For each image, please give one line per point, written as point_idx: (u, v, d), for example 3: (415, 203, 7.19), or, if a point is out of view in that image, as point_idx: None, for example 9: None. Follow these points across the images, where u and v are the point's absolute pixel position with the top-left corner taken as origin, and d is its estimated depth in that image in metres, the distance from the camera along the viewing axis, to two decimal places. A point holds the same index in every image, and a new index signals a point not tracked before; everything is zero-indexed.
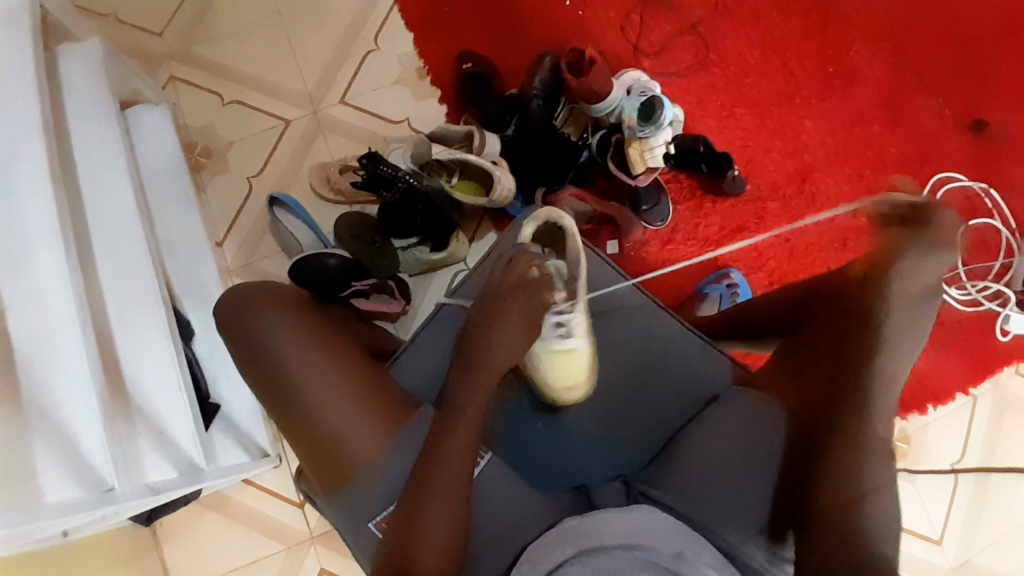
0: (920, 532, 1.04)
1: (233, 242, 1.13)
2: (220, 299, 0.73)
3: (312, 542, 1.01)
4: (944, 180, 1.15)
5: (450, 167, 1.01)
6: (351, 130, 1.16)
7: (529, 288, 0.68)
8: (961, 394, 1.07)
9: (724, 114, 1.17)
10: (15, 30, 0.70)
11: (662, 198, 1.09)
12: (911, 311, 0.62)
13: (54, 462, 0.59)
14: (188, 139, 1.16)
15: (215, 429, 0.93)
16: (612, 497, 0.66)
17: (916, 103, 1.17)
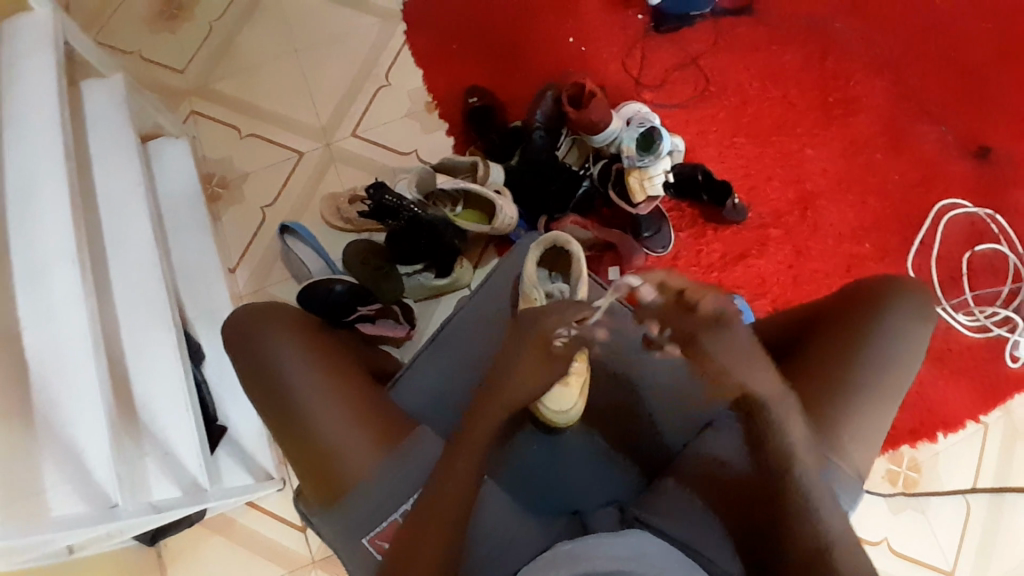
0: (935, 565, 1.00)
1: (246, 268, 1.16)
2: (228, 318, 0.75)
3: (313, 566, 1.00)
4: (948, 207, 1.15)
5: (455, 197, 1.04)
6: (361, 161, 1.21)
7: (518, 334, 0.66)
8: (972, 421, 1.05)
9: (724, 143, 1.19)
10: (45, 67, 0.75)
11: (664, 225, 1.10)
12: (897, 337, 0.65)
13: (62, 479, 0.61)
14: (205, 170, 1.21)
15: (221, 452, 0.95)
16: (604, 522, 0.66)
17: (917, 131, 1.18)
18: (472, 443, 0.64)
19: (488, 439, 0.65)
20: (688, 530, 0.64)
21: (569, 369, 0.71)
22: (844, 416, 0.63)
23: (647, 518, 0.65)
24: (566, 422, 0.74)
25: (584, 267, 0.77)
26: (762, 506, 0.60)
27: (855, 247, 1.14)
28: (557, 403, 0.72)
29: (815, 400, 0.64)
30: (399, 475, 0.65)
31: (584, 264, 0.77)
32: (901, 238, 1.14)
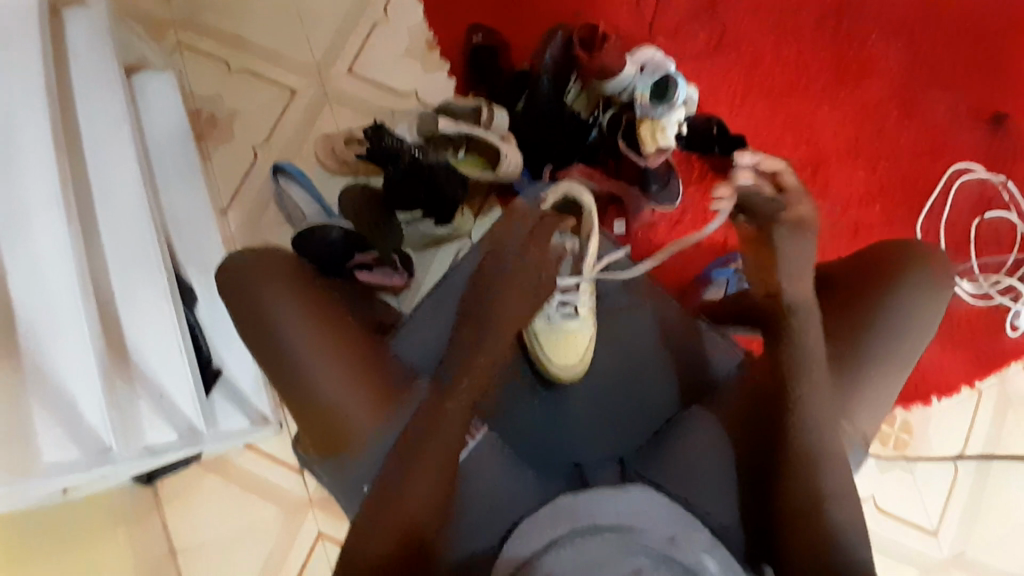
0: (920, 525, 1.02)
1: (237, 211, 1.12)
2: (220, 263, 0.72)
3: (311, 506, 1.01)
4: (962, 170, 1.12)
5: (457, 142, 0.99)
6: (357, 102, 1.15)
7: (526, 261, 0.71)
8: (966, 387, 1.06)
9: (737, 97, 1.14)
10: None
11: (673, 179, 1.06)
12: (910, 310, 0.63)
13: (52, 423, 0.61)
14: (193, 107, 1.14)
15: (217, 394, 0.93)
16: (604, 478, 0.65)
17: (935, 93, 1.14)
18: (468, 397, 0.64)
19: (479, 390, 0.66)
20: (697, 493, 0.63)
21: (571, 325, 0.75)
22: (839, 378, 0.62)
23: (653, 476, 0.65)
24: (572, 380, 0.74)
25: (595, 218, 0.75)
26: (766, 461, 0.62)
27: (865, 210, 1.11)
28: (562, 356, 0.75)
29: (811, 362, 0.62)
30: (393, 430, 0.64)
31: (597, 215, 0.75)
32: (912, 203, 1.12)
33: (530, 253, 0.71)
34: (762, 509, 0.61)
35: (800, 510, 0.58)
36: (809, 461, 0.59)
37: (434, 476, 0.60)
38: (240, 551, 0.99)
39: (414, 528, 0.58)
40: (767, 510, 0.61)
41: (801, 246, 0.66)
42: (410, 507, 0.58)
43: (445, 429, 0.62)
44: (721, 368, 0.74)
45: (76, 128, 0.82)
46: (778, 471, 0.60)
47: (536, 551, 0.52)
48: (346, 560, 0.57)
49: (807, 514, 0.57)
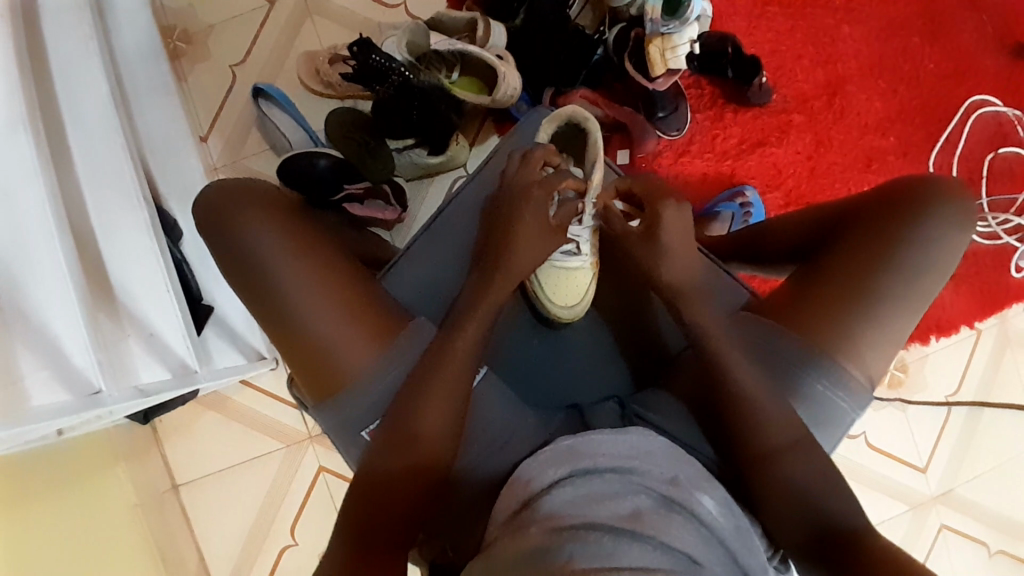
0: (908, 461, 1.05)
1: (218, 138, 1.05)
2: (199, 197, 0.67)
3: (311, 443, 1.03)
4: (978, 104, 1.05)
5: (451, 61, 0.92)
6: (343, 16, 1.05)
7: (535, 201, 0.68)
8: (966, 327, 1.05)
9: (755, 12, 1.05)
10: None
11: (682, 104, 1.00)
12: (928, 244, 0.59)
13: (38, 364, 0.58)
14: (164, 21, 1.05)
15: (210, 333, 0.91)
16: (605, 419, 0.62)
17: (963, 12, 1.06)
18: (470, 340, 0.62)
19: (483, 330, 0.64)
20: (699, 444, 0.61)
21: (574, 263, 0.73)
22: (845, 319, 0.59)
23: (653, 418, 0.62)
24: (573, 320, 0.72)
25: (599, 150, 0.70)
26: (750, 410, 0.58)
27: (879, 140, 1.05)
28: (564, 296, 0.72)
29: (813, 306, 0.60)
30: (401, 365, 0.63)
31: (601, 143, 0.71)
32: (927, 134, 1.06)
33: (528, 196, 0.68)
34: (730, 446, 0.59)
35: (791, 446, 0.57)
36: (773, 408, 0.57)
37: (440, 412, 0.58)
38: (241, 485, 1.02)
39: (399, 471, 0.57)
40: (733, 452, 0.59)
41: (680, 234, 0.68)
42: (421, 442, 0.57)
43: (446, 370, 0.60)
44: (673, 342, 0.71)
45: (39, 44, 0.75)
46: (728, 406, 0.59)
47: (534, 492, 0.52)
48: (356, 495, 0.57)
49: (765, 461, 0.57)
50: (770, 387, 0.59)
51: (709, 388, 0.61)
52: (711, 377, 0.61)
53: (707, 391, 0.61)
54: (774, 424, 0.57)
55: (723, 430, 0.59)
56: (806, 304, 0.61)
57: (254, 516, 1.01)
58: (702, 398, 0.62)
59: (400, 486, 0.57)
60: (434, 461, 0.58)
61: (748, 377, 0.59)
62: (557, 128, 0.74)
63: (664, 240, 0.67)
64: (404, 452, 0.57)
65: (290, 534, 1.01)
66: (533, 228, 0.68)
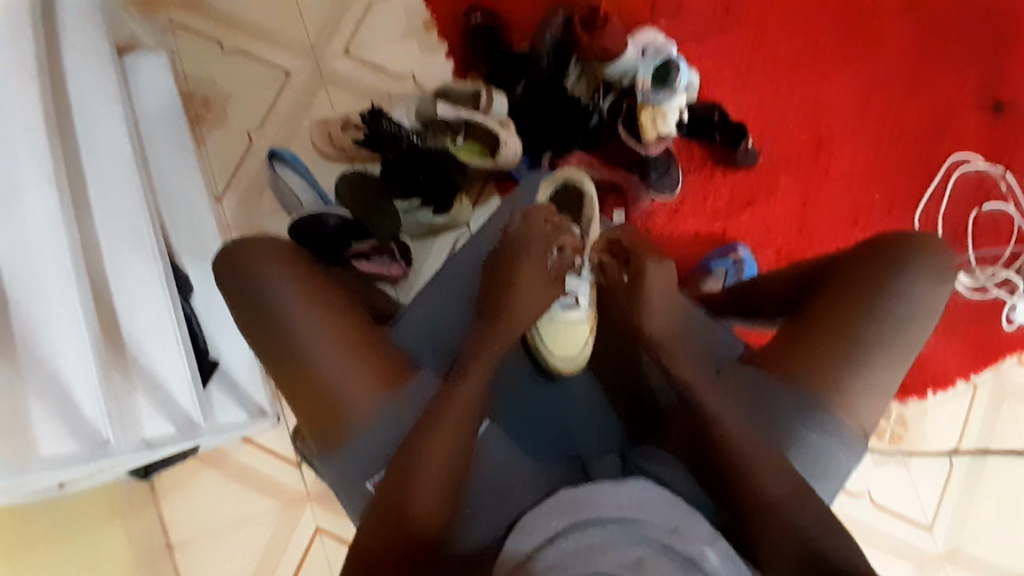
0: (913, 518, 1.03)
1: (232, 199, 1.10)
2: (219, 251, 0.71)
3: (309, 501, 1.02)
4: (960, 162, 1.12)
5: (455, 127, 0.97)
6: (355, 86, 1.12)
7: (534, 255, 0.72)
8: (962, 380, 1.07)
9: (740, 81, 1.13)
10: None
11: (673, 167, 1.05)
12: (911, 295, 0.62)
13: (49, 415, 0.60)
14: (186, 89, 1.12)
15: (213, 386, 0.92)
16: (606, 469, 0.63)
17: (941, 79, 1.13)
18: (473, 389, 0.64)
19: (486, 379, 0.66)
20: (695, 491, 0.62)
21: (573, 315, 0.75)
22: (836, 369, 0.61)
23: (651, 468, 0.63)
24: (574, 371, 0.76)
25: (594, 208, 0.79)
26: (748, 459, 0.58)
27: (864, 199, 1.11)
28: (564, 348, 0.75)
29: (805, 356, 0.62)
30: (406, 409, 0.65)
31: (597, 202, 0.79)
32: (910, 192, 1.11)
33: (528, 250, 0.72)
34: (729, 498, 0.58)
35: (792, 498, 0.56)
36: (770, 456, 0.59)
37: (444, 459, 0.60)
38: (237, 545, 1.00)
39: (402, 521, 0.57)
40: (732, 503, 0.58)
41: (661, 292, 0.73)
42: (426, 491, 0.58)
43: (451, 420, 0.61)
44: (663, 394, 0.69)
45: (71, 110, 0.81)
46: (725, 455, 0.59)
47: (539, 544, 0.52)
48: (360, 546, 0.57)
49: (770, 511, 0.56)
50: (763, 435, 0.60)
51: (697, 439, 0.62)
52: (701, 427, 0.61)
53: (699, 440, 0.61)
54: (772, 474, 0.57)
55: (719, 480, 0.59)
56: (798, 355, 0.63)
57: None
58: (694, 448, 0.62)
59: (402, 538, 0.56)
60: (439, 511, 0.58)
61: (735, 426, 0.60)
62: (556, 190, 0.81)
63: (647, 289, 0.73)
64: (409, 501, 0.57)
65: None
66: (534, 281, 0.72)
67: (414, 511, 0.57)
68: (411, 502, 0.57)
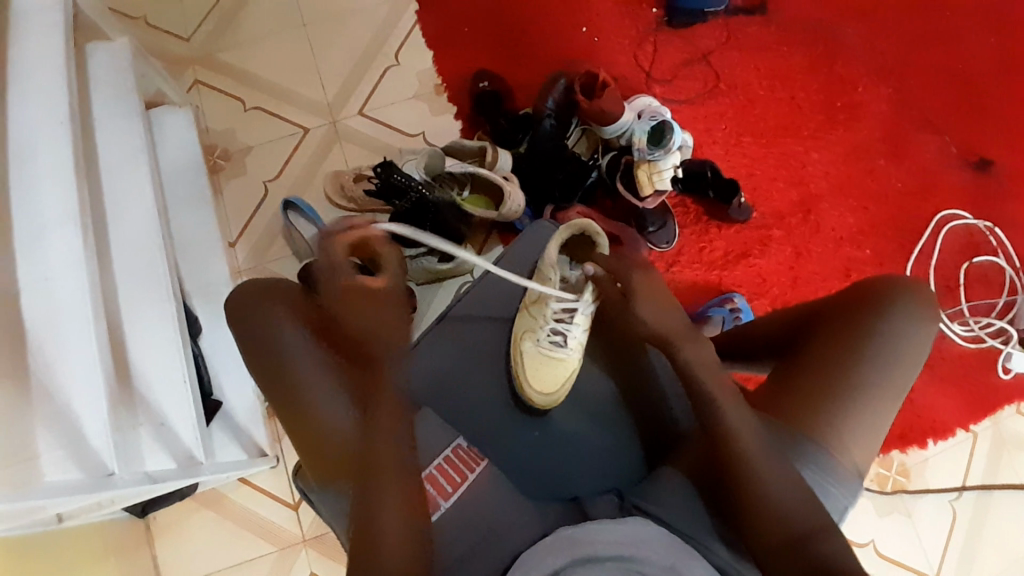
0: (918, 569, 1.02)
1: (245, 244, 1.15)
2: (229, 293, 0.74)
3: (303, 545, 1.00)
4: (949, 217, 1.16)
5: (462, 180, 1.03)
6: (366, 141, 1.19)
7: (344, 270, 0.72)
8: (962, 429, 1.06)
9: (731, 142, 1.19)
10: (53, 40, 0.76)
11: (669, 220, 1.10)
12: (897, 336, 0.64)
13: (54, 442, 0.60)
14: (207, 142, 1.19)
15: (214, 426, 0.94)
16: (603, 509, 0.64)
17: (921, 140, 1.19)
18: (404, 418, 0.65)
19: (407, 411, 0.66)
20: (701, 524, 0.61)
21: (559, 353, 0.78)
22: (829, 408, 0.62)
23: (649, 508, 0.63)
24: (547, 409, 0.77)
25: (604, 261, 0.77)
26: (761, 499, 0.58)
27: (855, 252, 1.15)
28: (542, 383, 0.77)
29: (798, 397, 0.64)
30: (382, 447, 0.62)
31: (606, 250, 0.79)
32: (900, 245, 1.15)
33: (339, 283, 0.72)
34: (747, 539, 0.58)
35: (811, 533, 0.56)
36: (768, 494, 0.58)
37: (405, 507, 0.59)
38: None
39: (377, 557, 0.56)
40: (755, 547, 0.57)
41: (653, 301, 0.75)
42: (392, 541, 0.57)
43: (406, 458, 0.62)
44: (681, 421, 0.73)
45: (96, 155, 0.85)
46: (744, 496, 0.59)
47: None
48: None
49: (788, 551, 0.55)
50: (779, 473, 0.59)
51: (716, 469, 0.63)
52: (725, 457, 0.62)
53: (716, 478, 0.63)
54: (791, 512, 0.57)
55: (734, 516, 0.60)
56: (792, 395, 0.64)
57: None
58: (710, 475, 0.63)
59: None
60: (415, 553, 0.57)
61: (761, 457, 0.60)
62: (569, 235, 0.79)
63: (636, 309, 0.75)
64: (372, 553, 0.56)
65: None
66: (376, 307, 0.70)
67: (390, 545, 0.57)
68: (391, 537, 0.57)
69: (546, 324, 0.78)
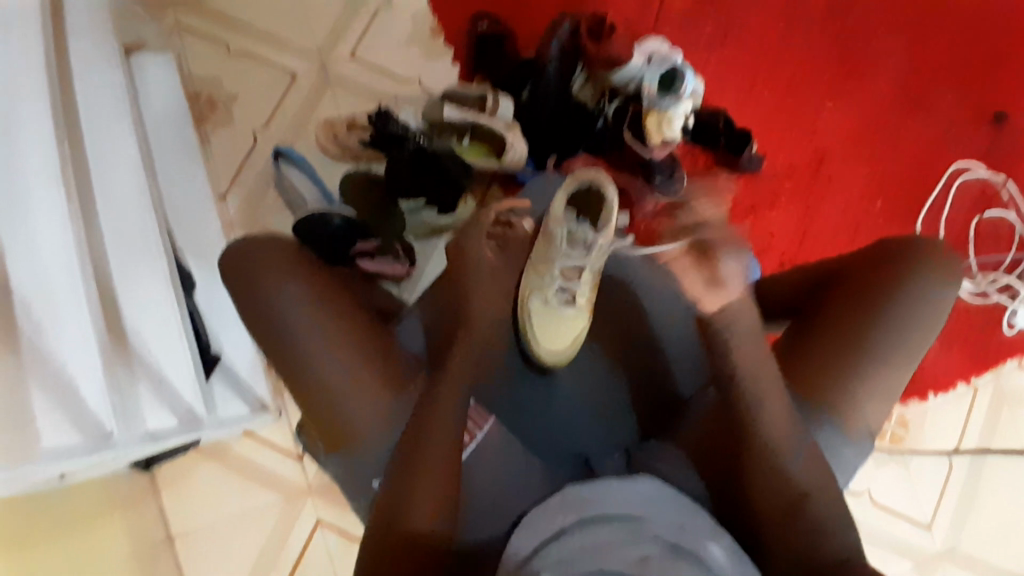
0: (912, 518, 1.04)
1: (236, 195, 1.10)
2: (223, 251, 0.71)
3: (309, 494, 1.01)
4: (961, 170, 1.13)
5: (461, 129, 0.97)
6: (360, 86, 1.13)
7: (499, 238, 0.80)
8: (962, 383, 1.07)
9: (743, 89, 1.14)
10: None
11: (678, 171, 1.04)
12: (918, 298, 0.63)
13: (48, 404, 0.59)
14: (192, 88, 1.12)
15: (214, 380, 0.92)
16: (612, 467, 0.65)
17: (939, 88, 1.14)
18: (452, 394, 0.63)
19: (461, 386, 0.65)
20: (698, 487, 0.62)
21: (568, 311, 0.76)
22: (845, 371, 0.61)
23: (654, 466, 0.64)
24: (555, 366, 0.76)
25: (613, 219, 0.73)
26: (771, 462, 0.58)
27: (866, 205, 1.11)
28: (551, 339, 0.75)
29: (814, 358, 0.63)
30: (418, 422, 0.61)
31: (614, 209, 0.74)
32: (911, 200, 1.12)
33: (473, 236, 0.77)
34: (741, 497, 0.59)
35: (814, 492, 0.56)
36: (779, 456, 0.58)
37: (441, 481, 0.58)
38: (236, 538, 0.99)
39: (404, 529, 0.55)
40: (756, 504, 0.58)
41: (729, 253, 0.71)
42: (423, 519, 0.56)
43: (439, 432, 0.61)
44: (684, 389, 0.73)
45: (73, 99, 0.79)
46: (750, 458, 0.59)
47: (545, 539, 0.52)
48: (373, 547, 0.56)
49: (791, 516, 0.56)
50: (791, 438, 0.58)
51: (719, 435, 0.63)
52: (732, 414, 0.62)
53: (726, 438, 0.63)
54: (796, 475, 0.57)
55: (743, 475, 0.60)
56: (809, 357, 0.63)
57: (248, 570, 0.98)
58: (727, 435, 0.63)
59: (390, 557, 0.54)
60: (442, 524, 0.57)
61: (783, 415, 0.59)
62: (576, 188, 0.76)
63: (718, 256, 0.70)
64: (403, 522, 0.56)
65: None
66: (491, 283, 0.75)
67: (424, 512, 0.56)
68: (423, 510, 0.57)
69: (553, 281, 0.75)
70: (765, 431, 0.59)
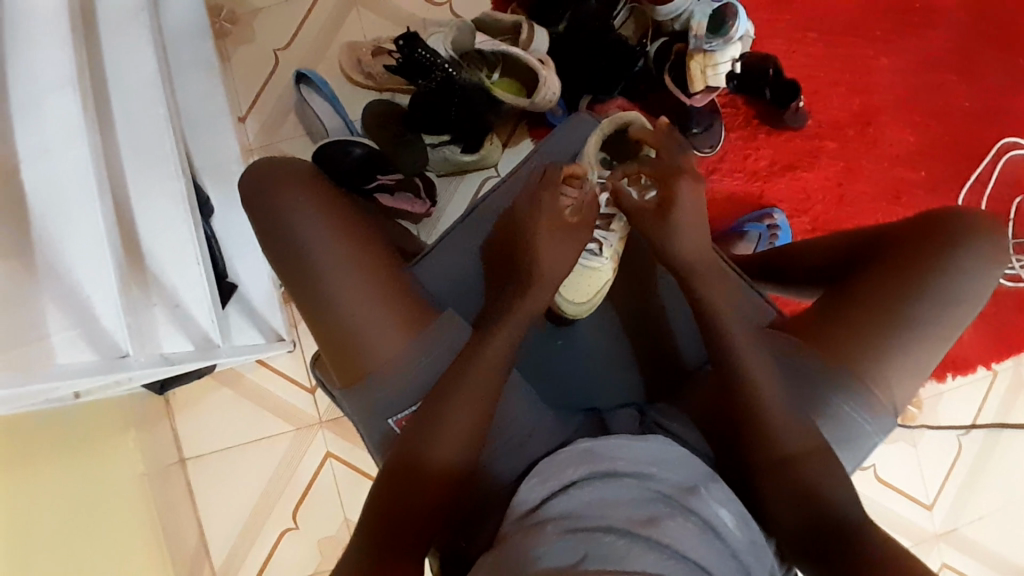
0: (913, 495, 1.04)
1: (255, 119, 1.06)
2: (242, 172, 0.68)
3: (320, 426, 1.03)
4: (1008, 146, 1.05)
5: (492, 62, 0.93)
6: (388, 9, 1.07)
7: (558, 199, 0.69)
8: (984, 368, 1.04)
9: (795, 36, 1.06)
10: None
11: (718, 122, 1.01)
12: (965, 275, 0.59)
13: (65, 323, 0.58)
14: (212, 1, 1.07)
15: (232, 308, 0.93)
16: (624, 424, 0.63)
17: (1007, 51, 1.05)
18: (500, 350, 0.63)
19: (510, 345, 0.64)
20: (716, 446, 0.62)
21: (594, 263, 0.73)
22: (875, 345, 0.59)
23: (670, 427, 0.63)
24: (575, 315, 0.74)
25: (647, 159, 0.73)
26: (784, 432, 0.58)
27: (908, 173, 1.05)
28: (576, 292, 0.73)
29: (844, 329, 0.60)
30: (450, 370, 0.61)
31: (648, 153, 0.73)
32: (956, 172, 1.05)
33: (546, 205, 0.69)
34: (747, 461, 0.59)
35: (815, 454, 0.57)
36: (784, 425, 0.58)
37: (460, 426, 0.59)
38: (249, 462, 1.03)
39: (418, 463, 0.58)
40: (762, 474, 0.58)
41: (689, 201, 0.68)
42: (440, 462, 0.58)
43: (469, 381, 0.60)
44: (687, 360, 0.71)
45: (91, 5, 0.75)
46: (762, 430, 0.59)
47: (555, 490, 0.52)
48: (387, 479, 0.58)
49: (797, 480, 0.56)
50: (796, 409, 0.59)
51: (729, 394, 0.61)
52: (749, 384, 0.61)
53: (727, 406, 0.61)
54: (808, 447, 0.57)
55: (753, 444, 0.59)
56: (840, 327, 0.60)
57: (259, 491, 1.02)
58: (728, 398, 0.61)
59: (402, 485, 0.57)
60: (456, 465, 0.59)
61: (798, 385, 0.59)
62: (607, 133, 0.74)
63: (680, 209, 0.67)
64: (421, 462, 0.58)
65: (291, 517, 1.02)
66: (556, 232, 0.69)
67: (444, 454, 0.58)
68: (442, 453, 0.58)
69: None
70: (774, 395, 0.59)
